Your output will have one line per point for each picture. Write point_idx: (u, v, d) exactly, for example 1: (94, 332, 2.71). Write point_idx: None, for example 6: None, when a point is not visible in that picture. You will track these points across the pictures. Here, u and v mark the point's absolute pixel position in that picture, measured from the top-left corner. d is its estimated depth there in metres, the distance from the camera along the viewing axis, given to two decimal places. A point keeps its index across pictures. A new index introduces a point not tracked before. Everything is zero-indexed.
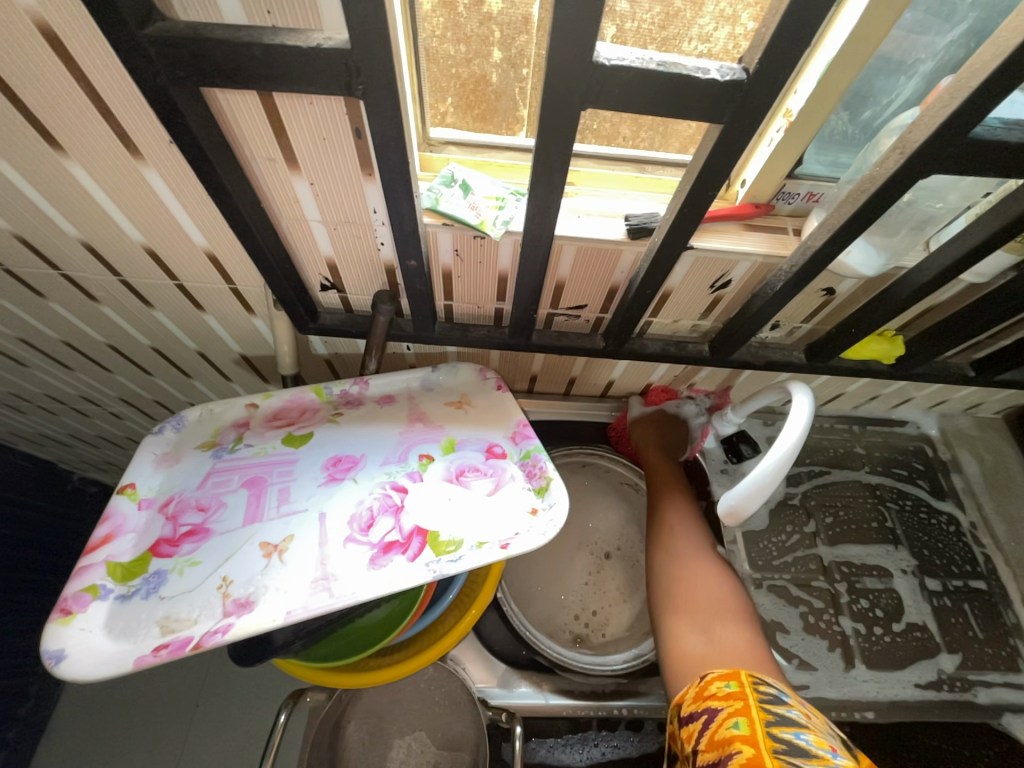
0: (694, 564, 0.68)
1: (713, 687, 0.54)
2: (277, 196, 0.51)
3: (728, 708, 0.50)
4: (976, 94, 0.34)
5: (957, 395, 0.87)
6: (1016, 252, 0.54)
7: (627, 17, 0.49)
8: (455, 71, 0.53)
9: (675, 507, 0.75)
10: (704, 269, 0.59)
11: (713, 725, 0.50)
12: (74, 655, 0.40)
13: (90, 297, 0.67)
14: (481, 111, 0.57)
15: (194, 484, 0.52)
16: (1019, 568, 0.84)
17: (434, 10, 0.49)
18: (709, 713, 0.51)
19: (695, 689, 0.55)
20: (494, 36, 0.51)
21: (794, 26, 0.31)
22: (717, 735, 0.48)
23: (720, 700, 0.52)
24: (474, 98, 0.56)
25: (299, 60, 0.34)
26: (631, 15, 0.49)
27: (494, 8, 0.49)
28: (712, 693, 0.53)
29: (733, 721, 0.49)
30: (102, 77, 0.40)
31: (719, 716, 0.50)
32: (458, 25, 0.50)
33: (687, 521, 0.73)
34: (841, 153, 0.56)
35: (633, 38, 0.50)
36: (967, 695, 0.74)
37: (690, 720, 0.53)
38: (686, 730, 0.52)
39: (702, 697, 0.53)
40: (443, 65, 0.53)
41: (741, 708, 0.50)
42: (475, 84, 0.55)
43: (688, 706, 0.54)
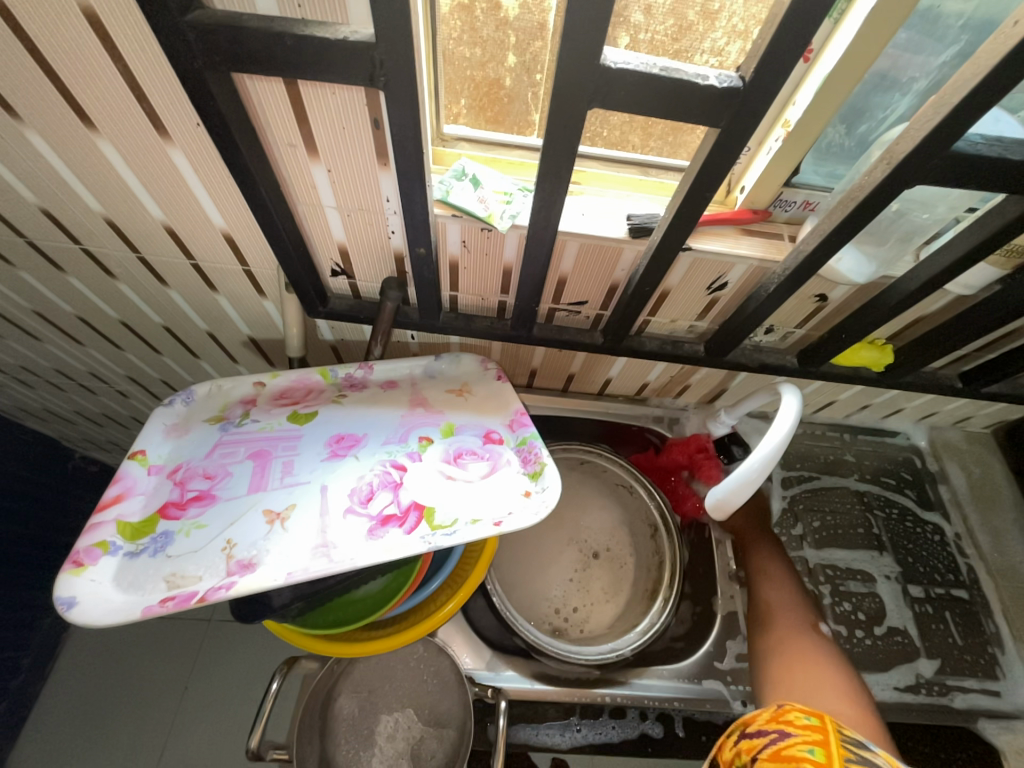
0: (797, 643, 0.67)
1: (792, 715, 0.53)
2: (296, 182, 0.53)
3: (804, 736, 0.50)
4: (957, 110, 0.37)
5: (947, 407, 0.89)
6: (1000, 265, 0.56)
7: (641, 28, 0.52)
8: (470, 73, 0.56)
9: (776, 589, 0.74)
10: (702, 269, 0.61)
11: (782, 743, 0.50)
12: (85, 602, 0.43)
13: (107, 274, 0.69)
14: (494, 113, 0.60)
15: (201, 454, 0.54)
16: (1002, 578, 0.85)
17: (452, 14, 0.52)
18: (780, 734, 0.51)
19: (768, 712, 0.55)
20: (509, 40, 0.54)
21: (788, 40, 0.34)
22: (785, 751, 0.49)
23: (796, 727, 0.51)
24: (488, 101, 0.59)
25: (326, 51, 0.37)
26: (645, 27, 0.51)
27: (511, 13, 0.52)
28: (789, 720, 0.52)
29: (807, 747, 0.49)
30: (138, 59, 0.42)
31: (792, 738, 0.50)
32: (475, 28, 0.53)
33: (794, 609, 0.71)
34: (837, 165, 0.58)
35: (647, 49, 0.53)
36: (944, 699, 0.75)
37: (756, 735, 0.53)
38: (747, 743, 0.52)
39: (776, 719, 0.53)
40: (459, 66, 0.56)
41: (819, 740, 0.49)
42: (488, 87, 0.58)
43: (756, 723, 0.54)
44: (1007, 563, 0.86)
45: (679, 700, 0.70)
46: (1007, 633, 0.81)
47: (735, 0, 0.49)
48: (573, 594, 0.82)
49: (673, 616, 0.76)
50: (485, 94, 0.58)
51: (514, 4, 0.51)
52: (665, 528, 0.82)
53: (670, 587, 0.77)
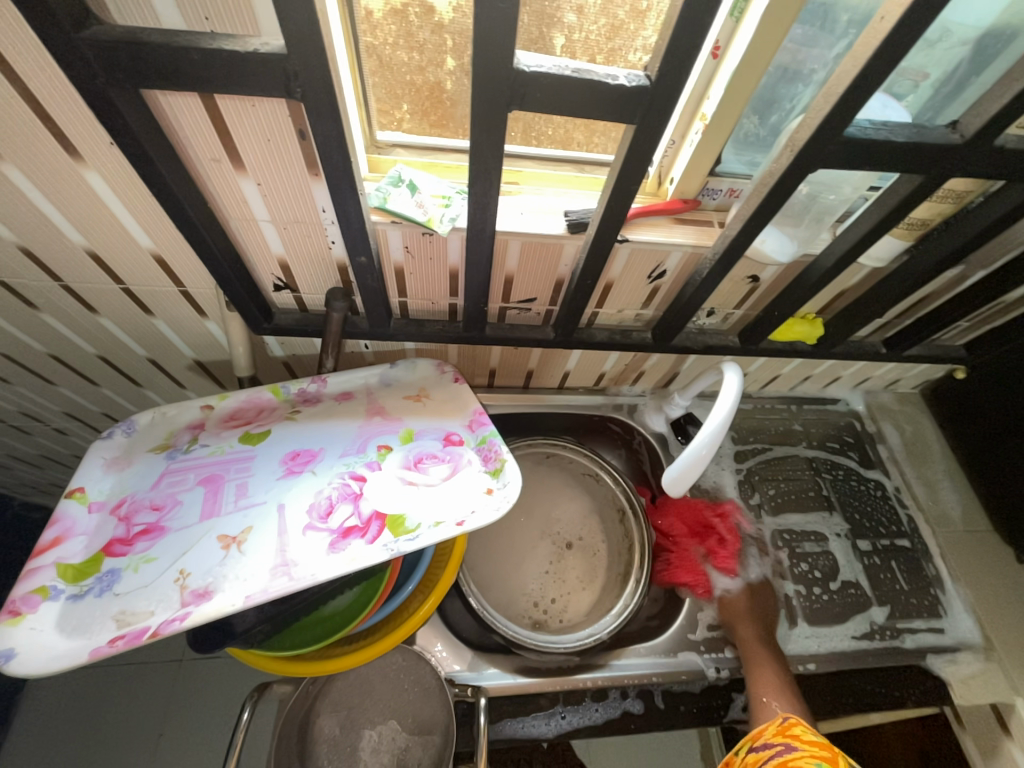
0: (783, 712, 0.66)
1: (797, 730, 0.60)
2: (225, 198, 0.52)
3: (809, 750, 0.56)
4: (842, 99, 0.40)
5: (879, 372, 0.96)
6: (904, 238, 0.61)
7: (575, 28, 0.54)
8: (410, 78, 0.57)
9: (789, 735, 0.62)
10: (641, 260, 0.63)
11: (788, 754, 0.56)
12: (25, 653, 0.40)
13: (29, 305, 0.65)
14: (437, 117, 0.60)
15: (147, 485, 0.51)
16: (937, 524, 0.93)
17: (385, 19, 0.52)
18: (786, 746, 0.58)
19: (776, 728, 0.61)
20: (447, 44, 0.54)
21: (686, 40, 0.36)
22: (790, 760, 0.55)
23: (801, 742, 0.58)
24: (431, 105, 0.59)
25: (237, 65, 0.36)
26: (579, 27, 0.53)
27: (445, 17, 0.52)
28: (795, 735, 0.59)
29: (812, 758, 0.55)
30: (38, 79, 0.40)
31: (797, 751, 0.56)
32: (411, 33, 0.53)
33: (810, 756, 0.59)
34: (755, 154, 0.62)
35: (582, 49, 0.55)
36: (896, 642, 0.81)
37: (763, 747, 0.60)
38: (754, 754, 0.59)
39: (783, 733, 0.60)
40: (398, 72, 0.56)
41: (824, 755, 0.55)
42: (430, 91, 0.58)
43: (764, 737, 0.61)
44: (941, 510, 0.94)
45: (656, 675, 0.72)
46: (946, 574, 0.88)
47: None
48: (550, 586, 0.83)
49: (645, 596, 0.79)
50: (428, 98, 0.59)
51: (447, 8, 0.51)
52: (633, 512, 0.85)
53: (640, 568, 0.80)
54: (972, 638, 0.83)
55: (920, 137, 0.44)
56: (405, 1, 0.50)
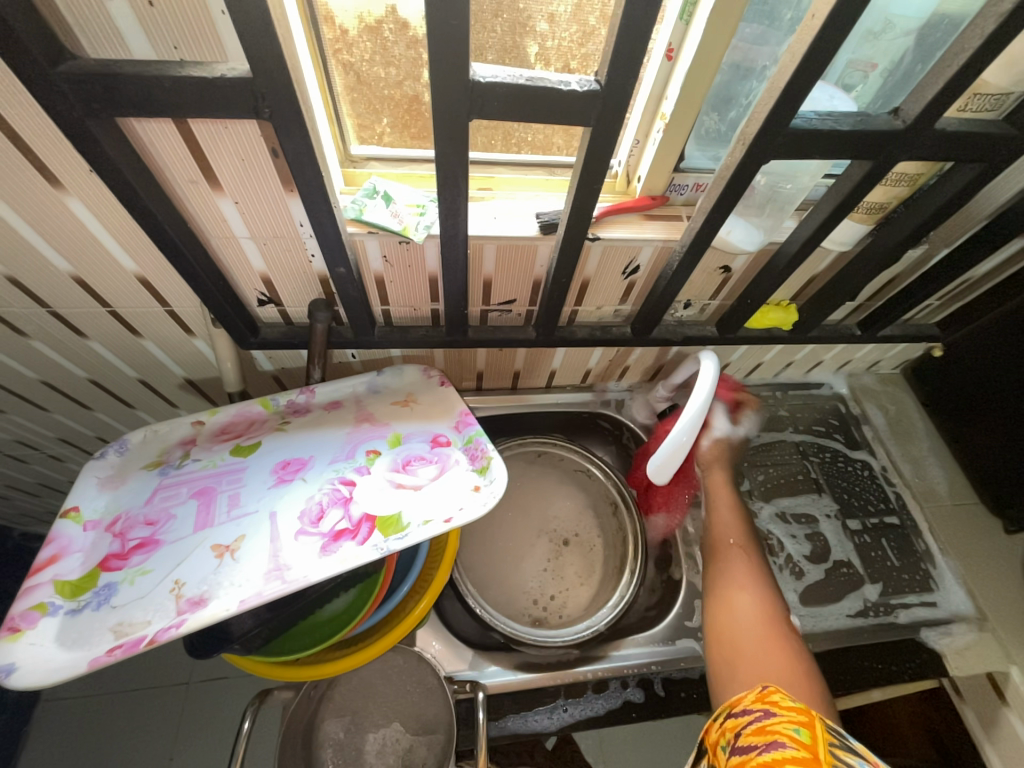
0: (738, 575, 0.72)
1: (777, 696, 0.51)
2: (205, 218, 0.53)
3: (788, 716, 0.48)
4: (785, 92, 0.42)
5: (859, 354, 0.99)
6: (864, 222, 0.63)
7: (547, 36, 0.56)
8: (387, 92, 0.59)
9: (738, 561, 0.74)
10: (614, 257, 0.65)
11: (766, 721, 0.49)
12: (26, 667, 0.41)
13: (18, 333, 0.66)
14: (418, 130, 0.63)
15: (141, 501, 0.53)
16: (924, 500, 0.94)
17: (361, 36, 0.54)
18: (764, 712, 0.50)
19: (754, 692, 0.53)
20: (422, 58, 0.56)
21: (631, 44, 0.38)
22: (770, 727, 0.48)
23: (781, 707, 0.49)
24: (410, 117, 0.61)
25: (206, 89, 0.38)
26: (551, 34, 0.56)
27: (419, 32, 0.54)
28: (773, 700, 0.51)
29: (792, 726, 0.47)
30: (17, 114, 0.42)
31: (776, 717, 0.49)
32: (386, 48, 0.55)
33: (754, 585, 0.70)
34: (717, 149, 0.64)
35: (555, 54, 0.58)
36: (890, 617, 0.82)
37: (741, 714, 0.51)
38: (732, 721, 0.51)
39: (761, 698, 0.51)
40: (375, 87, 0.58)
41: (805, 721, 0.47)
42: (408, 105, 0.60)
43: (743, 703, 0.53)
44: (927, 486, 0.96)
45: (654, 663, 0.73)
46: (936, 549, 0.90)
47: None
48: (548, 583, 0.84)
49: (640, 586, 0.80)
50: (407, 111, 0.61)
51: (420, 22, 0.53)
52: (625, 504, 0.87)
53: (634, 559, 0.81)
54: (964, 610, 0.84)
55: (864, 124, 0.46)
56: (379, 18, 0.52)
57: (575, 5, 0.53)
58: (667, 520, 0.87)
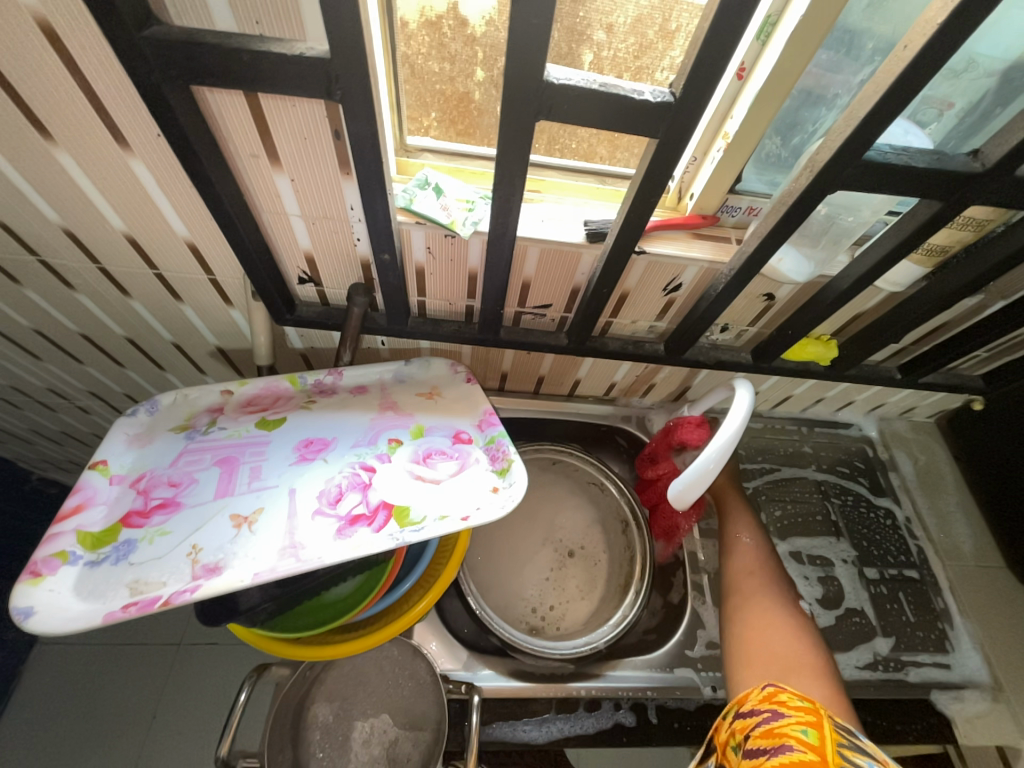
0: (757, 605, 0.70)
1: (784, 696, 0.53)
2: (260, 192, 0.54)
3: (797, 716, 0.50)
4: (862, 123, 0.41)
5: (893, 399, 0.95)
6: (922, 264, 0.61)
7: (604, 46, 0.55)
8: (439, 87, 0.59)
9: (748, 548, 0.79)
10: (657, 272, 0.64)
11: (775, 721, 0.50)
12: (43, 611, 0.42)
13: (66, 285, 0.68)
14: (464, 126, 0.62)
15: (166, 463, 0.53)
16: (947, 557, 0.91)
17: (420, 31, 0.54)
18: (772, 713, 0.51)
19: (760, 692, 0.55)
20: (478, 56, 0.57)
21: (708, 62, 0.37)
22: (778, 729, 0.49)
23: (788, 707, 0.51)
24: (457, 114, 0.61)
25: (284, 66, 0.38)
26: (608, 45, 0.55)
27: (478, 30, 0.55)
28: (780, 700, 0.52)
29: (800, 727, 0.48)
30: (98, 72, 0.43)
31: (785, 718, 0.50)
32: (444, 45, 0.56)
33: (761, 560, 0.77)
34: (776, 174, 0.62)
35: (610, 65, 0.56)
36: (899, 674, 0.79)
37: (750, 714, 0.53)
38: (741, 721, 0.53)
39: (768, 698, 0.53)
40: (428, 81, 0.58)
41: (813, 722, 0.49)
42: (458, 101, 0.60)
43: (749, 703, 0.54)
44: (952, 544, 0.92)
45: (651, 689, 0.71)
46: (954, 609, 0.86)
47: (689, 21, 0.53)
48: (548, 593, 0.83)
49: (644, 608, 0.78)
50: (455, 108, 0.60)
51: (481, 22, 0.54)
52: (636, 522, 0.85)
53: (641, 580, 0.80)
54: (979, 677, 0.81)
55: (940, 163, 0.45)
56: (441, 14, 0.53)
57: (635, 16, 0.53)
58: (664, 547, 0.85)
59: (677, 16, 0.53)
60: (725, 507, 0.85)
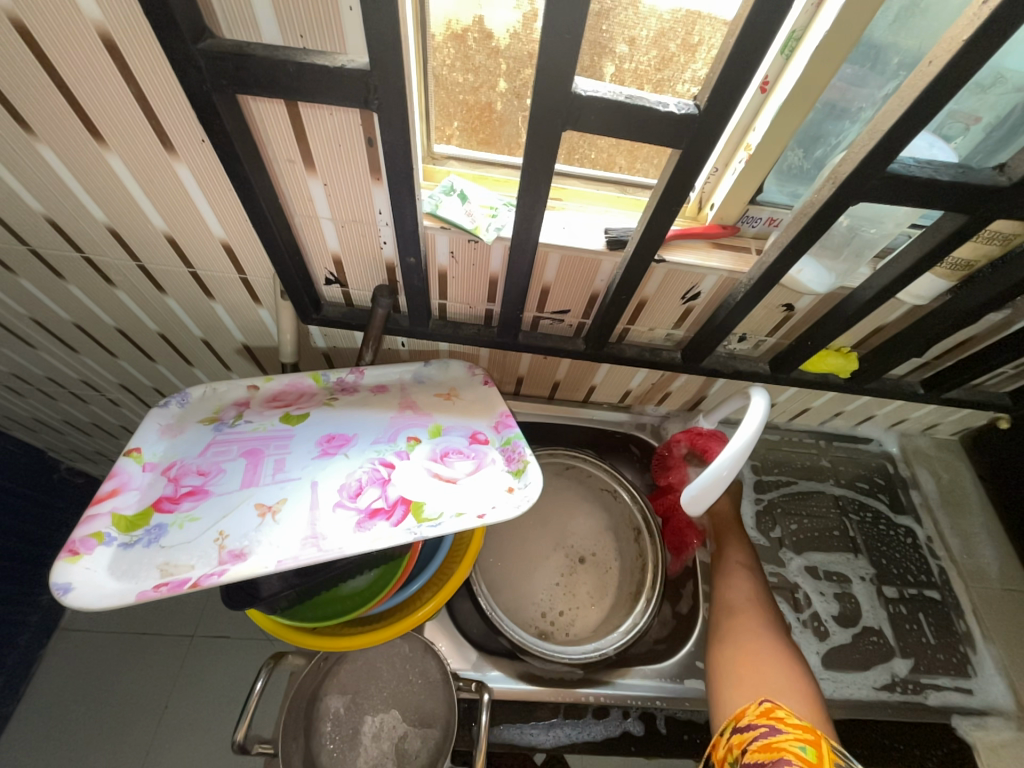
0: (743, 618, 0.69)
1: (781, 712, 0.54)
2: (294, 195, 0.57)
3: (793, 733, 0.51)
4: (886, 137, 0.42)
5: (915, 414, 0.94)
6: (946, 278, 0.61)
7: (625, 58, 0.57)
8: (462, 97, 0.61)
9: (738, 573, 0.76)
10: (676, 281, 0.65)
11: (773, 737, 0.51)
12: (81, 588, 0.44)
13: (107, 281, 0.71)
14: (486, 135, 0.64)
15: (195, 453, 0.55)
16: (971, 579, 0.88)
17: (445, 42, 0.56)
18: (770, 728, 0.52)
19: (757, 707, 0.56)
20: (501, 68, 0.58)
21: (732, 76, 0.38)
22: (776, 744, 0.50)
23: (786, 723, 0.52)
24: (480, 123, 0.63)
25: (326, 77, 0.41)
26: (629, 57, 0.57)
27: (502, 42, 0.56)
28: (778, 716, 0.53)
29: (798, 744, 0.49)
30: (151, 81, 0.46)
31: (783, 733, 0.51)
32: (468, 56, 0.57)
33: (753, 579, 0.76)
34: (797, 185, 0.63)
35: (631, 77, 0.58)
36: (919, 698, 0.77)
37: (747, 729, 0.54)
38: (738, 736, 0.54)
39: (766, 714, 0.54)
40: (451, 91, 0.61)
41: (810, 739, 0.50)
42: (480, 111, 0.62)
43: (746, 718, 0.55)
44: (976, 565, 0.90)
45: (660, 700, 0.71)
46: (978, 633, 0.84)
47: (713, 34, 0.55)
48: (558, 598, 0.83)
49: (655, 617, 0.78)
50: (478, 117, 0.62)
51: (504, 35, 0.55)
52: (649, 530, 0.85)
53: (652, 588, 0.79)
54: (1002, 704, 0.78)
55: (965, 176, 0.45)
56: (466, 27, 0.55)
57: (658, 30, 0.54)
58: (673, 561, 0.85)
59: (700, 30, 0.54)
60: (721, 537, 0.82)
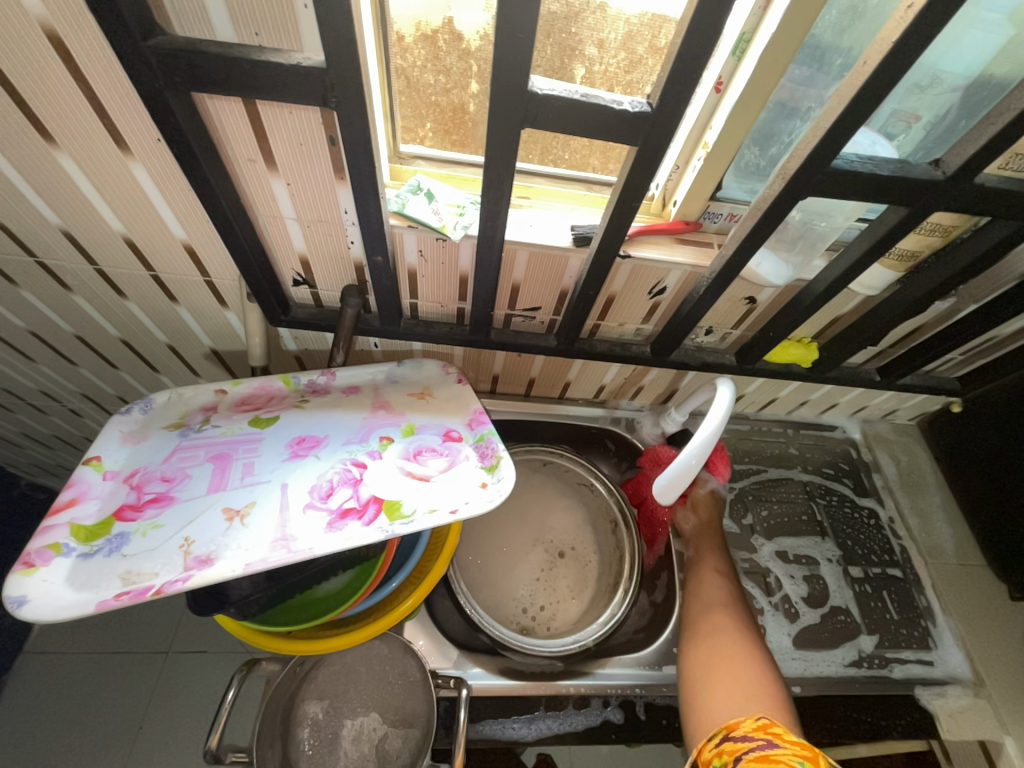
0: (716, 617, 0.70)
1: (778, 729, 0.53)
2: (257, 194, 0.56)
3: (792, 749, 0.50)
4: (829, 133, 0.44)
5: (875, 401, 0.98)
6: (894, 269, 0.64)
7: (594, 60, 0.58)
8: (434, 99, 0.61)
9: (715, 579, 0.77)
10: (643, 276, 0.67)
11: (770, 750, 0.50)
12: (36, 600, 0.43)
13: (63, 286, 0.69)
14: (459, 137, 0.64)
15: (160, 459, 0.54)
16: (930, 556, 0.93)
17: (416, 43, 0.56)
18: (767, 742, 0.51)
19: (753, 721, 0.55)
20: (472, 69, 0.58)
21: (681, 74, 0.40)
22: (773, 757, 0.49)
23: (784, 740, 0.51)
24: (452, 125, 0.63)
25: (284, 75, 0.40)
26: (598, 59, 0.58)
27: (472, 44, 0.56)
28: (776, 732, 0.52)
29: (797, 759, 0.48)
30: (100, 78, 0.45)
31: (781, 748, 0.50)
32: (439, 57, 0.57)
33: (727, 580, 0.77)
34: (754, 181, 0.65)
35: (600, 79, 0.59)
36: (884, 671, 0.81)
37: (740, 739, 0.53)
38: (730, 745, 0.53)
39: (763, 729, 0.53)
40: (424, 93, 0.60)
41: (809, 757, 0.49)
42: (453, 112, 0.62)
43: (741, 729, 0.54)
44: (934, 542, 0.94)
45: (639, 688, 0.72)
46: (937, 607, 0.88)
47: None
48: (539, 594, 0.84)
49: (632, 607, 0.79)
50: (450, 119, 0.62)
51: (475, 36, 0.55)
52: (625, 523, 0.86)
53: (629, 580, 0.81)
54: (961, 673, 0.82)
55: (903, 171, 0.47)
56: (436, 29, 0.55)
57: (625, 33, 0.56)
58: (649, 551, 0.87)
59: (665, 32, 0.56)
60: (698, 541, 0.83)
